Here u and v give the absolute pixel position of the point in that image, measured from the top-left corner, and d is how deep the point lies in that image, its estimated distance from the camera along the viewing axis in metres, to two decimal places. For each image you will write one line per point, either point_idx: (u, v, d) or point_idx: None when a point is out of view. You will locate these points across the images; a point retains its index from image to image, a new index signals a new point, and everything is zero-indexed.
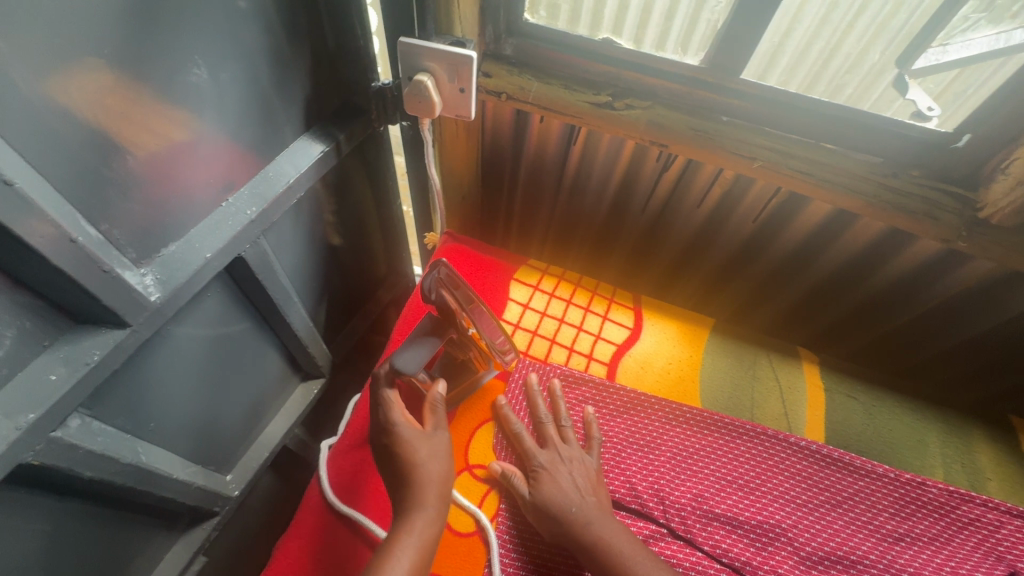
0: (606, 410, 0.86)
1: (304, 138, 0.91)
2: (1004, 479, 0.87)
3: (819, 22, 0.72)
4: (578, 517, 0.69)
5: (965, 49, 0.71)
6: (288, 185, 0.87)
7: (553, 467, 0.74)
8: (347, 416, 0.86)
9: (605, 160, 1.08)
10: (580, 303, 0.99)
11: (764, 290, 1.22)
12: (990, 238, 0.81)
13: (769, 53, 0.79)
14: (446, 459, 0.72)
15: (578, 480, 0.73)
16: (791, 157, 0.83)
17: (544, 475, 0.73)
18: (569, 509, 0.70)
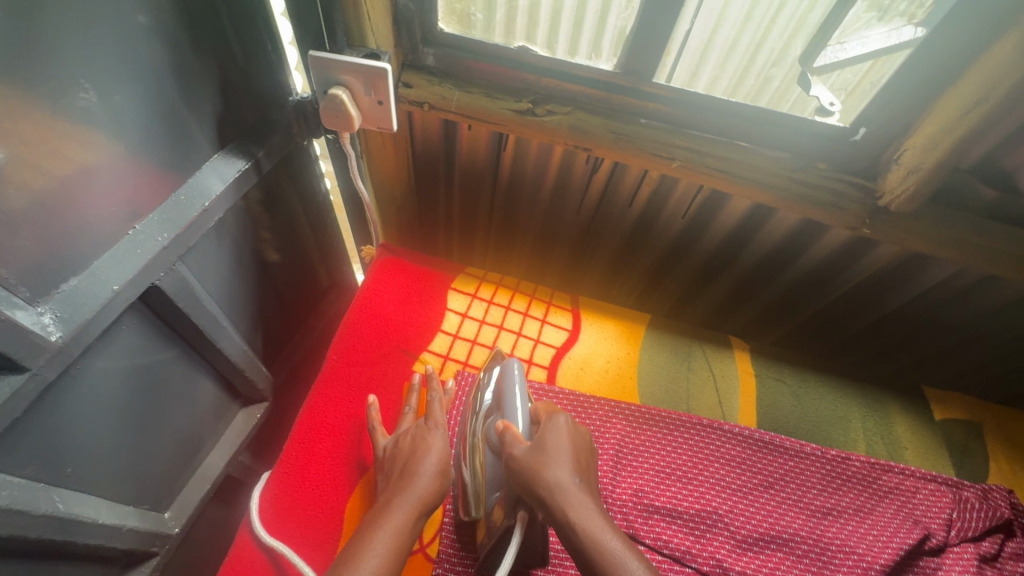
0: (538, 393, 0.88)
1: (218, 157, 0.87)
2: (918, 447, 0.94)
3: (732, 20, 0.74)
4: (561, 484, 0.61)
5: (864, 45, 0.74)
6: (204, 209, 0.83)
7: (556, 438, 0.67)
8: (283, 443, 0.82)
9: (536, 165, 1.09)
10: (519, 308, 1.00)
11: (698, 284, 1.26)
12: (890, 223, 0.86)
13: (694, 48, 0.79)
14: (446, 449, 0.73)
15: (574, 454, 0.66)
16: (707, 156, 0.86)
17: (554, 449, 0.65)
18: (553, 473, 0.62)
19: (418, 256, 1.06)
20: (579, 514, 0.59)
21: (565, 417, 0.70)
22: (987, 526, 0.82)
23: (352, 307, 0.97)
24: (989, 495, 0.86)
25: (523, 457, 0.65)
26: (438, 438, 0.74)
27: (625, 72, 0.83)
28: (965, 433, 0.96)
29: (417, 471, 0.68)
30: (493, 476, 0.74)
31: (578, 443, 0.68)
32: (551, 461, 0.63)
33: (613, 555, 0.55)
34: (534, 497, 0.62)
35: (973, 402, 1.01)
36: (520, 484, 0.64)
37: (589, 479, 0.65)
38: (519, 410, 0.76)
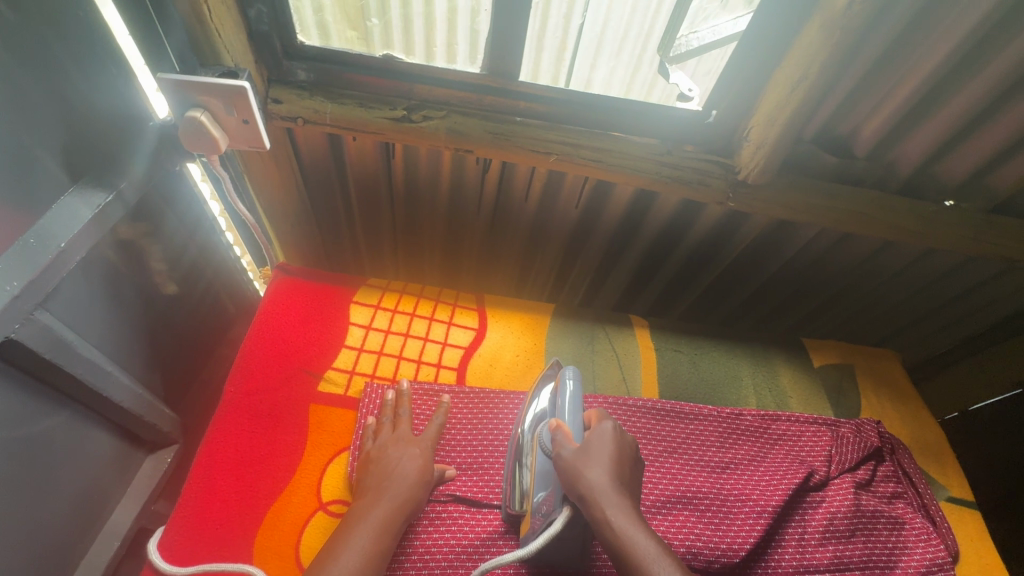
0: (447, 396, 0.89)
1: (73, 191, 0.78)
2: (802, 394, 1.03)
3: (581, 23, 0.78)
4: (602, 489, 0.64)
5: (715, 33, 0.80)
6: (60, 250, 0.75)
7: (602, 441, 0.69)
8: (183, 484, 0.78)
9: (429, 170, 1.10)
10: (424, 314, 1.00)
11: (603, 269, 1.32)
12: (752, 194, 0.94)
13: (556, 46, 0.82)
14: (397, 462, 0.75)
15: (616, 455, 0.68)
16: (580, 147, 0.90)
17: (598, 450, 0.67)
18: (593, 476, 0.65)
19: (316, 273, 1.04)
20: (618, 517, 0.62)
21: (609, 422, 0.71)
22: (860, 456, 0.93)
23: (250, 333, 0.93)
24: (860, 427, 0.97)
25: (567, 454, 0.68)
26: (425, 450, 0.78)
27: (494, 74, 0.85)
28: (839, 375, 1.07)
29: (394, 477, 0.73)
30: (543, 474, 0.71)
31: (623, 447, 0.70)
32: (593, 464, 0.66)
33: (648, 555, 0.60)
34: (574, 493, 0.65)
35: (845, 346, 1.12)
36: (563, 481, 0.67)
37: (625, 481, 0.67)
38: (571, 410, 0.74)
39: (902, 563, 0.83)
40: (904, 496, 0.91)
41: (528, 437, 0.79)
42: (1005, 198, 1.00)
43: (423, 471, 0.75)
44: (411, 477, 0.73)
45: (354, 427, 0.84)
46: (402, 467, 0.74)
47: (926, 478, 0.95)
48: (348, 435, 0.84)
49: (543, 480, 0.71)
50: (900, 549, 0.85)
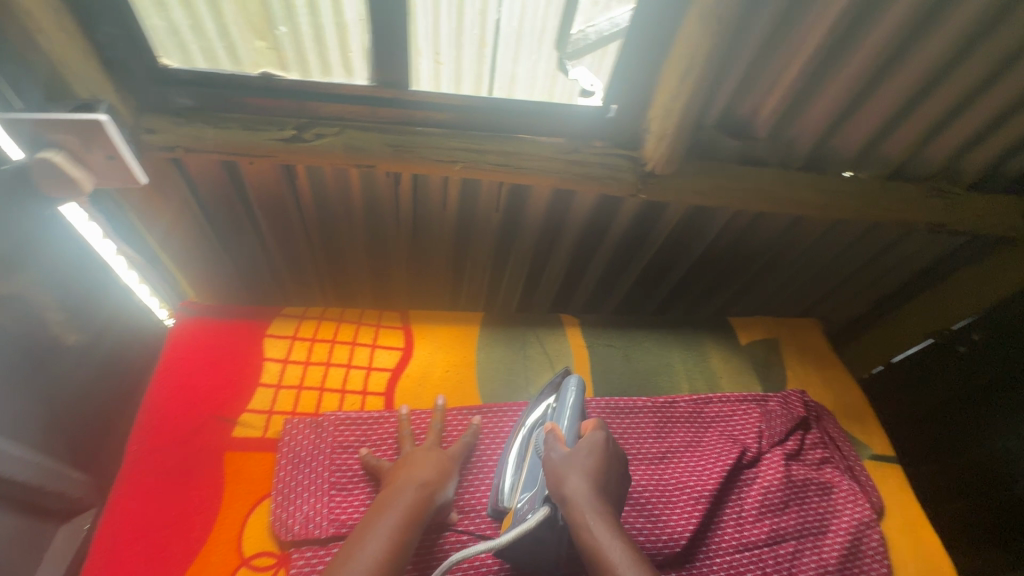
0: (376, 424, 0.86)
1: None
2: (732, 373, 1.06)
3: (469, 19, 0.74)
4: (579, 498, 0.63)
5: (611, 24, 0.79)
6: None
7: (588, 449, 0.67)
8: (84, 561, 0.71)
9: (338, 189, 1.05)
10: (345, 340, 0.95)
11: (535, 266, 1.32)
12: (661, 184, 0.95)
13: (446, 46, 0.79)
14: (430, 458, 0.77)
15: (600, 464, 0.66)
16: (485, 152, 0.88)
17: (586, 459, 0.66)
18: (572, 485, 0.63)
19: (223, 309, 0.97)
20: (594, 525, 0.60)
21: (603, 432, 0.70)
22: (788, 428, 0.96)
23: (153, 384, 0.86)
24: (787, 400, 1.00)
25: (554, 457, 0.67)
26: (444, 455, 0.79)
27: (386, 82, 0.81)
28: (766, 350, 1.10)
29: (420, 475, 0.72)
30: (532, 476, 0.72)
31: (613, 459, 0.69)
32: (573, 471, 0.65)
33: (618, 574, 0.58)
34: (557, 496, 0.64)
35: (771, 321, 1.15)
36: (547, 482, 0.66)
37: (608, 493, 0.65)
38: (572, 414, 0.74)
39: (833, 528, 0.87)
40: (832, 461, 0.95)
41: (526, 444, 0.79)
42: (898, 164, 1.05)
43: (444, 470, 0.76)
44: (434, 476, 0.73)
45: (276, 471, 0.80)
46: (428, 462, 0.75)
47: (850, 439, 0.99)
48: (270, 481, 0.79)
49: (531, 483, 0.71)
50: (830, 514, 0.88)
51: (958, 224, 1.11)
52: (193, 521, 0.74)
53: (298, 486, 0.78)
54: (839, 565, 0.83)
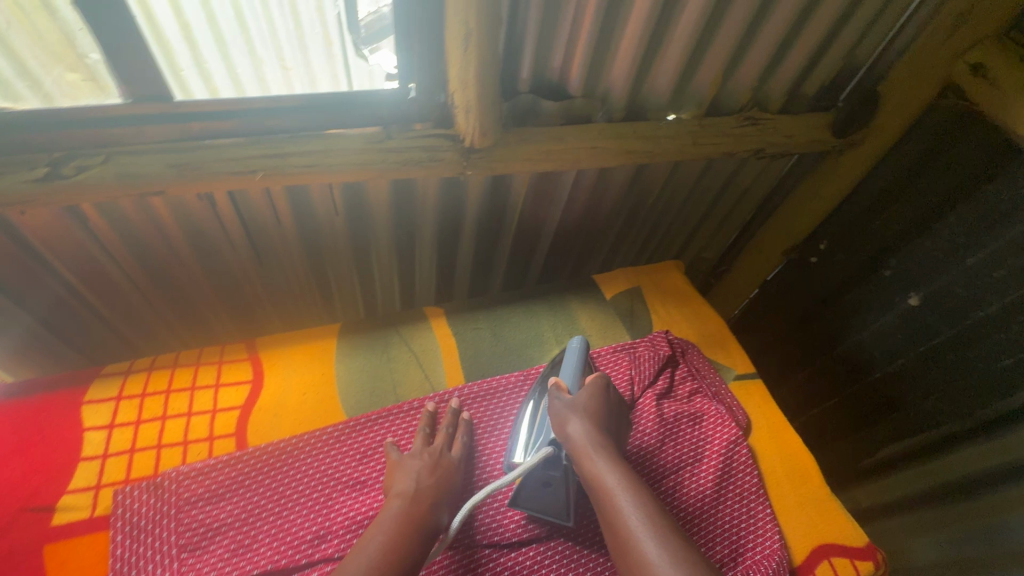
0: (225, 470, 0.78)
1: None
2: (600, 328, 1.08)
3: (233, 16, 0.69)
4: (579, 438, 0.75)
5: None
6: None
7: (587, 397, 0.80)
8: None
9: (149, 225, 0.95)
10: (182, 387, 0.86)
11: (402, 264, 1.27)
12: (486, 158, 0.93)
13: (216, 47, 0.72)
14: (406, 471, 0.77)
15: (598, 408, 0.79)
16: (288, 156, 0.82)
17: (587, 403, 0.78)
18: (573, 429, 0.76)
19: (27, 385, 0.85)
20: (593, 458, 0.72)
21: (600, 378, 0.83)
22: (656, 369, 0.99)
23: None
24: (653, 342, 1.03)
25: (559, 404, 0.79)
26: (448, 464, 0.79)
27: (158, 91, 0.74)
28: (630, 299, 1.13)
29: (401, 489, 0.74)
30: (540, 425, 0.83)
31: (607, 402, 0.81)
32: (574, 416, 0.77)
33: (613, 492, 0.69)
34: (563, 435, 0.76)
35: (632, 272, 1.19)
36: (553, 425, 0.78)
37: (606, 430, 0.78)
38: (578, 371, 0.86)
39: (706, 453, 0.91)
40: (700, 391, 1.00)
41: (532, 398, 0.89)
42: (710, 101, 1.11)
43: (425, 475, 0.76)
44: (422, 487, 0.74)
45: (111, 549, 0.70)
46: (406, 477, 0.75)
47: (714, 367, 1.05)
48: (105, 561, 0.70)
49: (542, 428, 0.82)
50: (703, 441, 0.93)
51: (775, 147, 1.19)
52: None
53: (140, 560, 0.70)
54: (714, 488, 0.87)
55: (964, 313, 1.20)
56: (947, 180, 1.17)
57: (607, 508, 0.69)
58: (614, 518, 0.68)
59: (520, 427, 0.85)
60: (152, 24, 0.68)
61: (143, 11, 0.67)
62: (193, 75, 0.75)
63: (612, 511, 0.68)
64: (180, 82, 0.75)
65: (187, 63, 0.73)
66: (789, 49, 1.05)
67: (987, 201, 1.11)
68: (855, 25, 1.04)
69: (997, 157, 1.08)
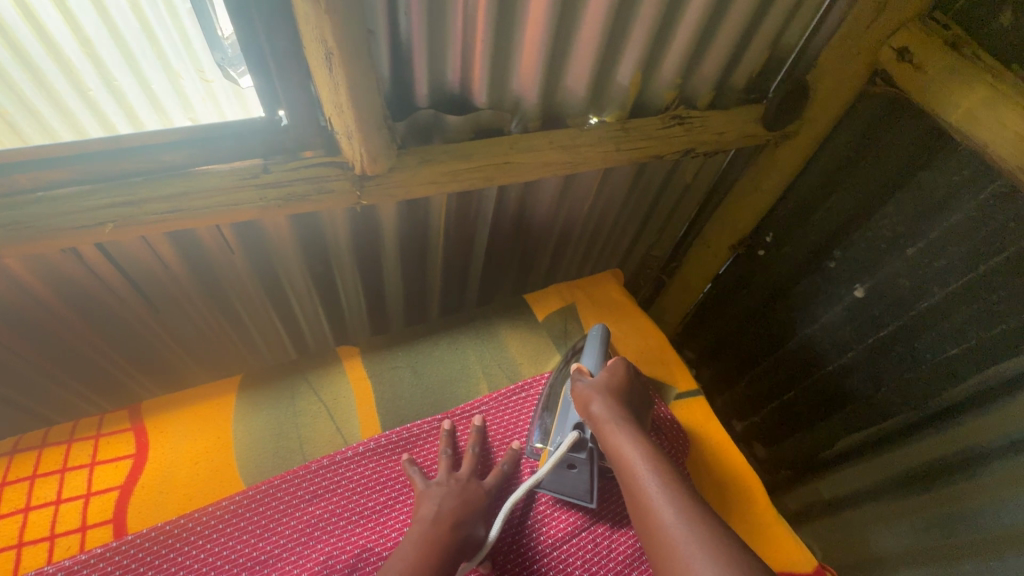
0: (99, 565, 0.69)
1: None
2: (534, 353, 1.00)
3: (139, 28, 0.62)
4: (601, 414, 0.73)
5: None
6: None
7: (608, 374, 0.80)
8: None
9: (4, 288, 0.83)
10: (52, 470, 0.76)
11: (322, 297, 1.17)
12: (384, 184, 0.84)
13: (122, 60, 0.64)
14: (427, 492, 0.74)
15: (620, 386, 0.78)
16: (145, 204, 0.71)
17: (609, 384, 0.78)
18: (595, 406, 0.74)
19: None
20: (617, 431, 0.70)
21: (621, 358, 0.83)
22: None
23: None
24: None
25: (580, 385, 0.79)
26: (479, 487, 0.76)
27: (52, 130, 0.68)
28: (564, 318, 1.06)
29: (423, 513, 0.71)
30: (561, 416, 0.82)
31: (629, 382, 0.80)
32: (596, 395, 0.76)
33: (634, 464, 0.66)
34: (588, 414, 0.75)
35: (567, 287, 1.12)
36: (577, 408, 0.77)
37: (629, 408, 0.75)
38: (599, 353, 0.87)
39: None
40: None
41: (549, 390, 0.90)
42: (632, 102, 1.05)
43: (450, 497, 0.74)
44: (444, 512, 0.71)
45: None
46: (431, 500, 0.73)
47: (654, 384, 0.99)
48: None
49: (562, 419, 0.82)
50: None
51: (705, 145, 1.13)
52: None
53: None
54: None
55: (908, 303, 1.17)
56: (882, 168, 1.13)
57: (629, 482, 0.65)
58: (635, 490, 0.63)
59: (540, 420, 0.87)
60: (44, 40, 0.60)
61: (33, 28, 0.58)
62: (104, 95, 0.67)
63: (634, 484, 0.64)
64: (89, 102, 0.67)
65: (95, 82, 0.65)
66: (709, 45, 0.99)
67: (922, 189, 1.07)
68: (776, 14, 0.98)
69: (928, 144, 1.04)
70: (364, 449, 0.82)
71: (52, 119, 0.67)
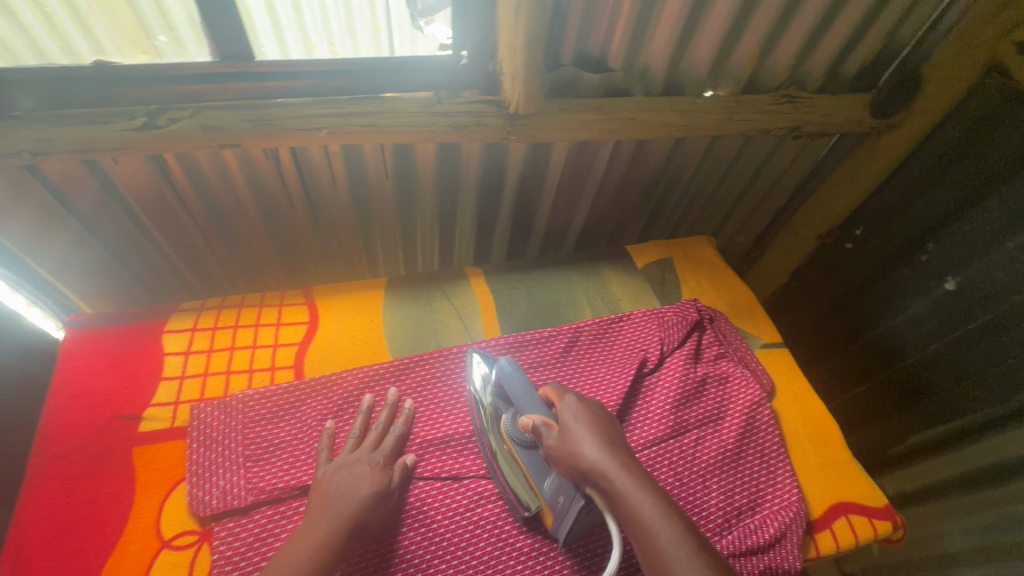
0: (283, 395, 0.87)
1: None
2: (630, 294, 1.12)
3: None
4: (601, 464, 0.66)
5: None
6: None
7: (574, 420, 0.72)
8: (9, 539, 0.72)
9: (218, 177, 1.05)
10: (249, 323, 0.96)
11: (444, 228, 1.35)
12: (528, 125, 0.99)
13: (303, 25, 0.84)
14: (326, 484, 0.75)
15: (597, 427, 0.71)
16: (349, 116, 0.90)
17: (584, 430, 0.70)
18: (589, 455, 0.67)
19: (116, 317, 0.95)
20: (624, 484, 0.65)
21: (569, 396, 0.76)
22: (684, 333, 1.03)
23: (53, 390, 0.85)
24: (681, 309, 1.06)
25: (555, 444, 0.70)
26: (375, 464, 0.78)
27: (292, 49, 0.87)
28: (660, 269, 1.17)
29: (326, 497, 0.73)
30: (538, 468, 0.75)
31: (595, 415, 0.74)
32: (582, 442, 0.68)
33: (651, 519, 0.62)
34: (579, 469, 0.67)
35: (664, 244, 1.23)
36: (560, 458, 0.69)
37: (618, 445, 0.70)
38: (528, 389, 0.80)
39: (729, 412, 0.95)
40: (727, 355, 1.03)
41: (500, 452, 0.80)
42: (747, 79, 1.14)
43: (354, 479, 0.75)
44: (348, 492, 0.73)
45: (186, 453, 0.81)
46: (331, 483, 0.74)
47: (741, 335, 1.08)
48: (181, 464, 0.80)
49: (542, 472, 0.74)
50: (727, 401, 0.97)
51: (811, 125, 1.21)
52: (119, 503, 0.75)
53: (212, 464, 0.79)
54: (736, 442, 0.91)
55: (1000, 297, 1.19)
56: (987, 162, 1.16)
57: (650, 543, 0.61)
58: (656, 554, 0.61)
59: (506, 468, 0.80)
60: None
61: None
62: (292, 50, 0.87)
63: (650, 540, 0.62)
64: (287, 38, 0.85)
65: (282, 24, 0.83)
66: (827, 31, 1.07)
67: None
68: (896, 6, 1.05)
69: None
70: (474, 347, 0.97)
71: (290, 39, 0.85)
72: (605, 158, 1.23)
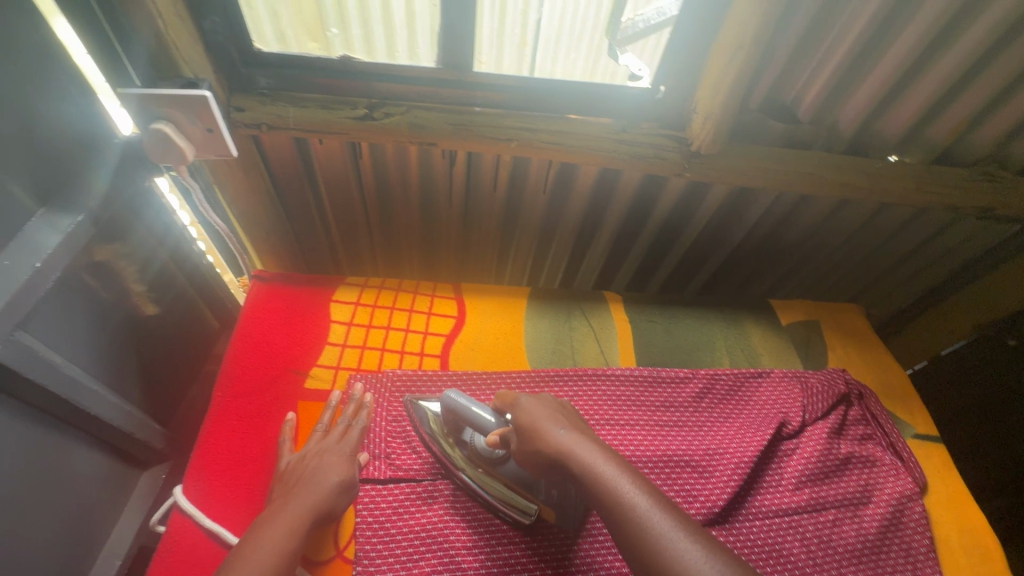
0: (429, 382, 0.91)
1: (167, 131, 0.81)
2: (769, 350, 1.08)
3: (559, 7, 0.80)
4: (564, 444, 0.66)
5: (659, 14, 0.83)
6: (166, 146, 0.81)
7: (524, 411, 0.72)
8: (193, 459, 0.81)
9: (396, 167, 1.13)
10: (404, 308, 1.02)
11: (578, 248, 1.37)
12: (706, 164, 0.99)
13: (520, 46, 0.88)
14: (290, 476, 0.75)
15: (556, 414, 0.71)
16: (539, 132, 0.94)
17: (539, 418, 0.70)
18: (553, 437, 0.67)
19: (293, 278, 1.05)
20: (587, 457, 0.64)
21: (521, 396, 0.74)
22: (829, 404, 0.97)
23: (236, 335, 0.95)
24: (829, 377, 1.01)
25: (519, 445, 0.70)
26: (331, 459, 0.77)
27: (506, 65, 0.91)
28: (806, 331, 1.12)
29: (298, 486, 0.72)
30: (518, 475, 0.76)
31: (550, 406, 0.73)
32: (545, 424, 0.69)
33: (614, 482, 0.61)
34: (546, 459, 0.67)
35: (810, 305, 1.17)
36: (527, 449, 0.69)
37: (578, 427, 0.70)
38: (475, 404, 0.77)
39: (874, 499, 0.88)
40: (874, 437, 0.97)
41: (465, 467, 0.79)
42: (942, 150, 1.07)
43: (316, 472, 0.74)
44: (309, 487, 0.72)
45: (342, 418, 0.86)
46: (293, 480, 0.74)
47: (892, 418, 1.00)
48: None
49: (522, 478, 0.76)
50: (872, 486, 0.90)
51: (1006, 209, 1.11)
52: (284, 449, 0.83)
53: None
54: (878, 533, 0.85)
55: None
56: None
57: (620, 511, 0.59)
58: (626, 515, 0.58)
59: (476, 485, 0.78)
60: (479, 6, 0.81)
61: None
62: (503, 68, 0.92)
63: (620, 504, 0.59)
64: (503, 57, 0.90)
65: (499, 43, 0.88)
66: None
67: None
68: None
69: None
70: (610, 373, 0.97)
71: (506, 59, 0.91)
72: (765, 207, 1.20)
